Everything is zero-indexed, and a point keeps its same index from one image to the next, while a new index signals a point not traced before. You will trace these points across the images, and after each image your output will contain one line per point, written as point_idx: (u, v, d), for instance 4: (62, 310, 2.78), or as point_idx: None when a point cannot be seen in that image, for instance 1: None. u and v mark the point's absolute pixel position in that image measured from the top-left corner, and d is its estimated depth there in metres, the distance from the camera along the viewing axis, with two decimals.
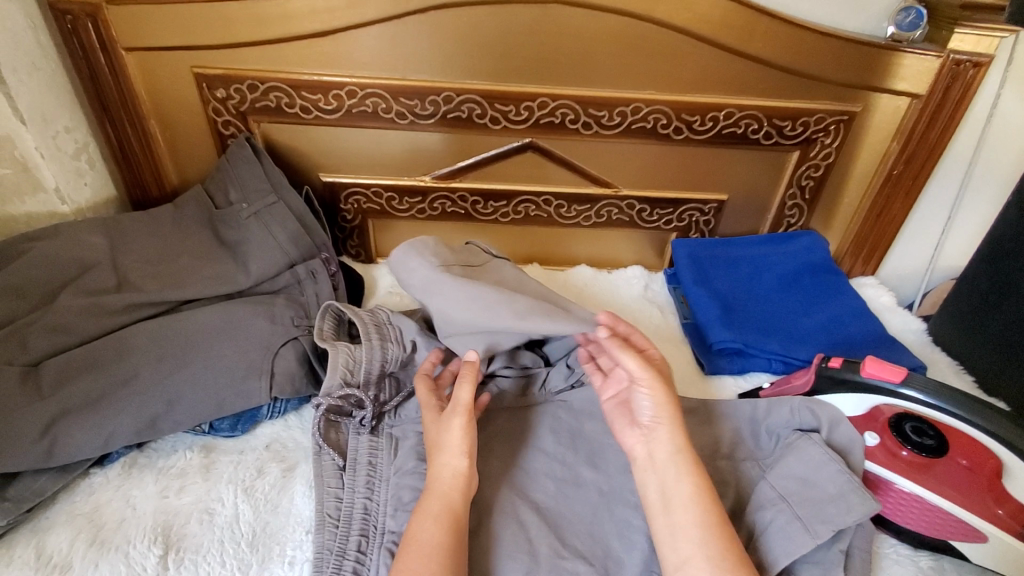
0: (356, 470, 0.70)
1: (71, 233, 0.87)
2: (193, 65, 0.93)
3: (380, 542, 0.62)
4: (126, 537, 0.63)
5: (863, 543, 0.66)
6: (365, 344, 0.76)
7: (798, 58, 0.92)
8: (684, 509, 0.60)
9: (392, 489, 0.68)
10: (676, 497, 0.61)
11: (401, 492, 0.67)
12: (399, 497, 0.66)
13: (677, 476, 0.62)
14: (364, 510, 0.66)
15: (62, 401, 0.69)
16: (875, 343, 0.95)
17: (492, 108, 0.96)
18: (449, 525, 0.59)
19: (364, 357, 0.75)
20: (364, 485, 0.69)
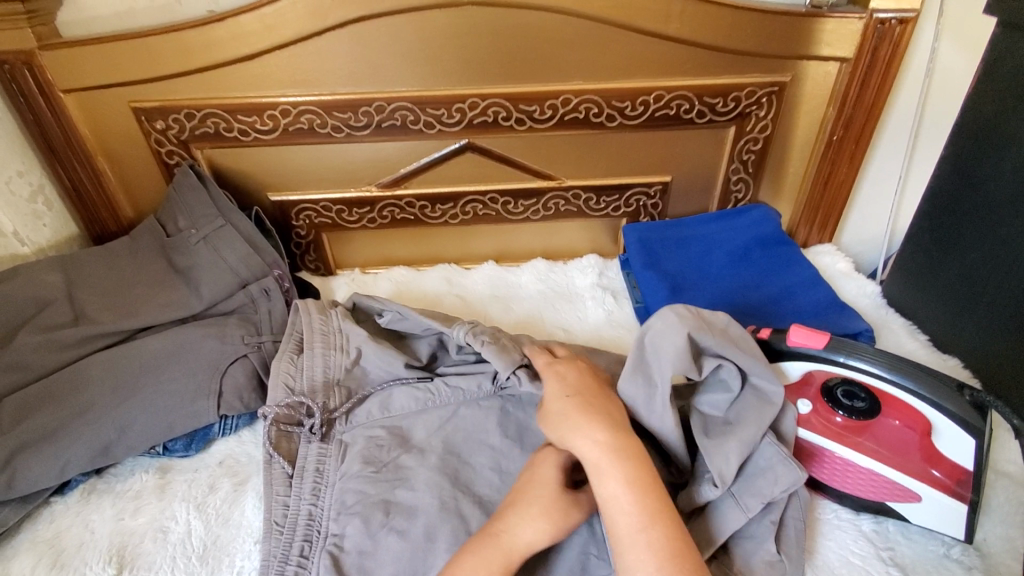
0: (304, 477, 0.72)
1: (27, 274, 0.91)
2: (131, 99, 0.96)
3: (322, 544, 0.65)
4: (84, 560, 0.66)
5: (799, 514, 0.66)
6: (309, 354, 0.81)
7: (721, 35, 0.93)
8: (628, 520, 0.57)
9: (337, 493, 0.70)
10: (616, 505, 0.58)
11: (344, 494, 0.69)
12: (343, 501, 0.69)
13: (606, 481, 0.60)
14: (309, 515, 0.68)
15: (20, 436, 0.72)
16: (826, 309, 0.96)
17: (424, 113, 0.98)
18: None
19: (308, 367, 0.81)
20: (311, 489, 0.71)
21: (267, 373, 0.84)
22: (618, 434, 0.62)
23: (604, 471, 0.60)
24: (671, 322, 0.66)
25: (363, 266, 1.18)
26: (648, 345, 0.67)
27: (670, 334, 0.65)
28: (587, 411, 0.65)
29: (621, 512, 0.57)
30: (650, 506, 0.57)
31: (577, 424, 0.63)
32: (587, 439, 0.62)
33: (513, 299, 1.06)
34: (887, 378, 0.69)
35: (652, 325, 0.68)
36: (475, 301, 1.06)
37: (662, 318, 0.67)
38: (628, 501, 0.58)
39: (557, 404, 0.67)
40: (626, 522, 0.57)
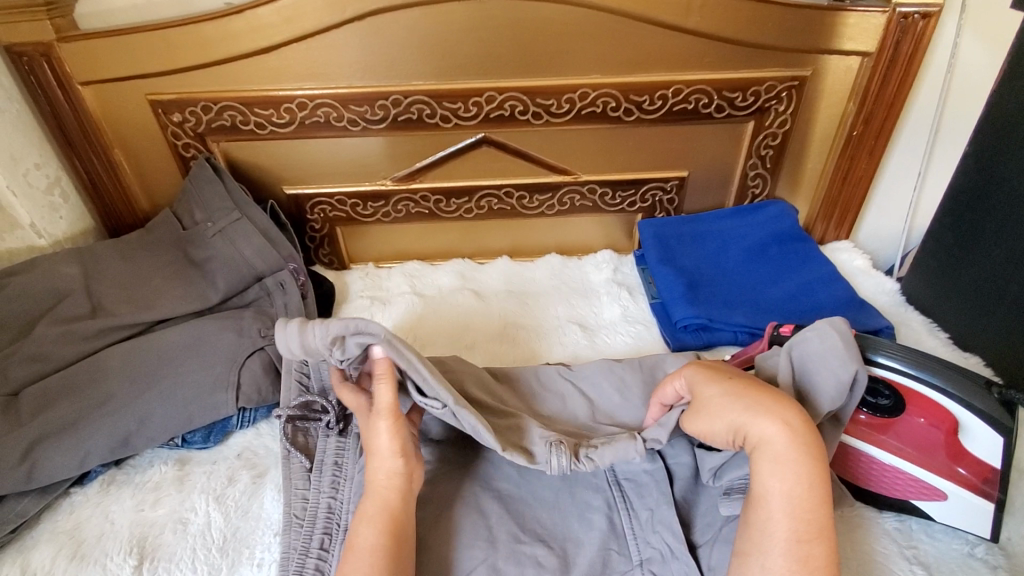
0: (323, 471, 0.71)
1: (45, 266, 0.91)
2: (148, 92, 0.96)
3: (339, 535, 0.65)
4: (105, 551, 0.66)
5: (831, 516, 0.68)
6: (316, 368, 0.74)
7: (741, 29, 0.92)
8: (782, 514, 0.54)
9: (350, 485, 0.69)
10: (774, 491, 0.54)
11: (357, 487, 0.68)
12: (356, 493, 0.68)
13: (776, 472, 0.55)
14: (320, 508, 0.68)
15: (41, 426, 0.73)
16: (845, 306, 0.95)
17: (441, 107, 0.97)
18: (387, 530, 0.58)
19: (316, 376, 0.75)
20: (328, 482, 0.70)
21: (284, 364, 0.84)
22: (804, 427, 0.56)
23: (783, 462, 0.55)
24: (830, 334, 0.62)
25: (376, 260, 1.18)
26: (799, 354, 0.64)
27: (831, 344, 0.62)
28: (776, 397, 0.58)
29: (787, 512, 0.54)
30: (820, 503, 0.53)
31: (755, 413, 0.57)
32: (766, 429, 0.56)
33: (523, 293, 1.06)
34: (914, 375, 0.68)
35: (806, 334, 0.64)
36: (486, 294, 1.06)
37: (822, 329, 0.63)
38: (801, 503, 0.54)
39: (716, 389, 0.61)
40: (789, 526, 0.53)
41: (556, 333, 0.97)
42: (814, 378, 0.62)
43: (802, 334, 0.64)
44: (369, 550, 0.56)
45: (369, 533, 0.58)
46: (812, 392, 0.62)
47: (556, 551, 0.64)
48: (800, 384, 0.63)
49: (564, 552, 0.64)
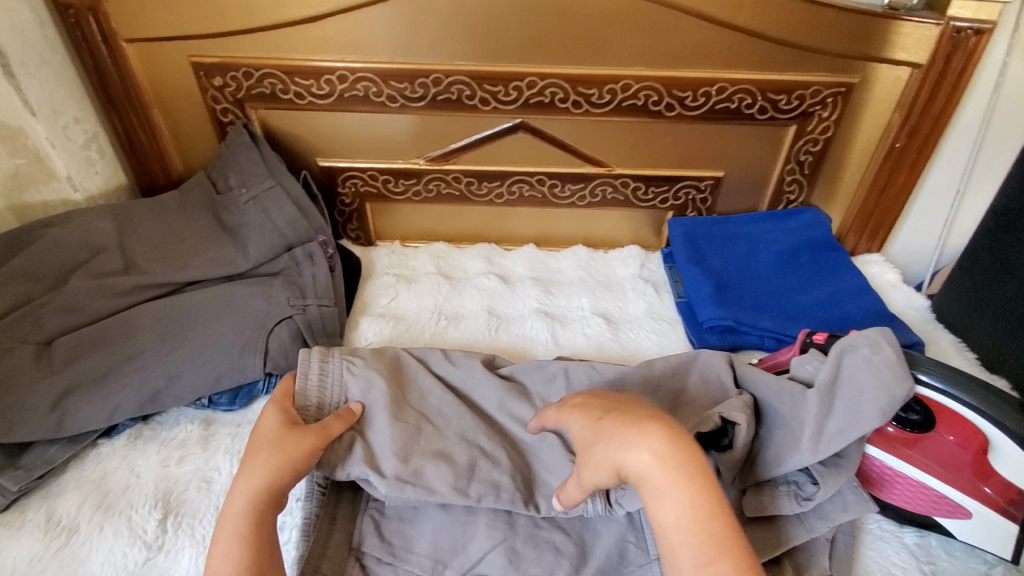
0: None
1: (80, 220, 0.92)
2: (190, 53, 0.96)
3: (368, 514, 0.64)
4: (130, 502, 0.67)
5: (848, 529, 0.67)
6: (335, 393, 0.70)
7: (792, 31, 0.90)
8: (685, 542, 0.48)
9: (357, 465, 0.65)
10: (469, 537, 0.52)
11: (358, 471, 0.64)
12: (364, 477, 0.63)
13: (659, 500, 0.50)
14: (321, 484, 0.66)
15: (72, 376, 0.74)
16: (874, 319, 0.94)
17: (481, 89, 0.97)
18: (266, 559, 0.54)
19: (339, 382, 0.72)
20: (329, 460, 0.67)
21: (310, 336, 0.86)
22: (677, 452, 0.52)
23: (662, 491, 0.50)
24: (883, 345, 0.65)
25: (403, 238, 1.18)
26: (850, 361, 0.65)
27: (884, 353, 0.64)
28: (633, 422, 0.55)
29: (685, 541, 0.48)
30: (713, 532, 0.48)
31: (619, 442, 0.54)
32: (638, 460, 0.52)
33: (548, 281, 1.06)
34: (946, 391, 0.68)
35: (858, 343, 0.66)
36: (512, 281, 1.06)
37: (874, 339, 0.66)
38: (688, 529, 0.49)
39: (592, 425, 0.59)
40: (691, 554, 0.48)
41: (581, 324, 0.97)
42: (864, 385, 0.63)
43: (855, 342, 0.66)
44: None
45: (230, 555, 0.53)
46: (859, 397, 0.63)
47: (573, 538, 0.64)
48: (850, 391, 0.64)
49: (581, 540, 0.64)
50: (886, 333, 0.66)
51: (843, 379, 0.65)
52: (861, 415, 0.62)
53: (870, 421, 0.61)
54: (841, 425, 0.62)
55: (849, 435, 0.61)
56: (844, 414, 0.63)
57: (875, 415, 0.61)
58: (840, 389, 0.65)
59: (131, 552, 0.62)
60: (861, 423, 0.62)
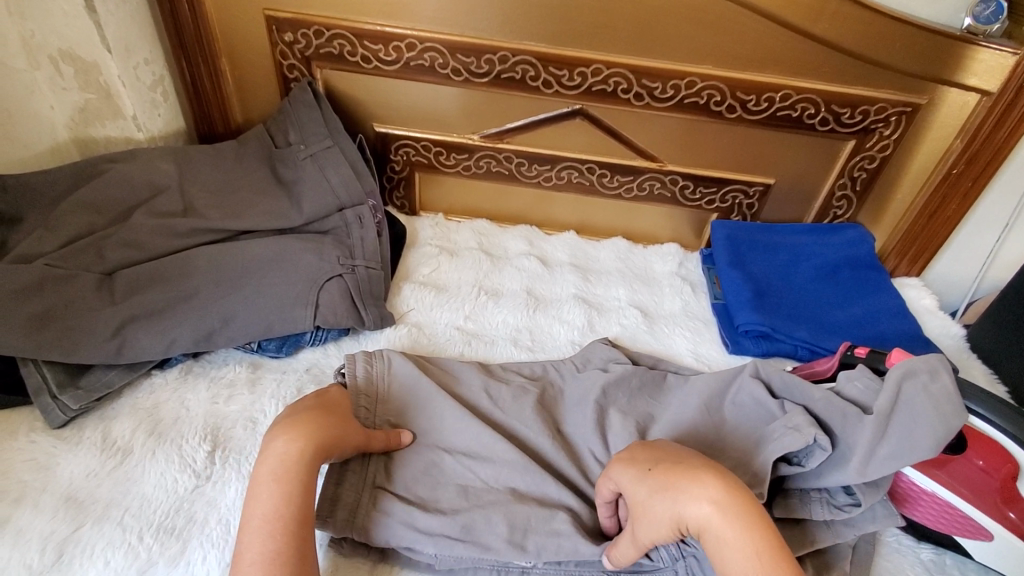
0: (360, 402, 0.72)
1: (144, 159, 0.95)
2: (266, 7, 0.98)
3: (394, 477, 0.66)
4: (180, 433, 0.70)
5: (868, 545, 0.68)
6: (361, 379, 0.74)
7: (866, 44, 0.90)
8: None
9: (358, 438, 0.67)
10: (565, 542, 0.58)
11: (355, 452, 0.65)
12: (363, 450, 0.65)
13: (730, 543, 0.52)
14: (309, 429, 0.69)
15: (131, 307, 0.77)
16: (909, 341, 0.94)
17: (546, 71, 0.97)
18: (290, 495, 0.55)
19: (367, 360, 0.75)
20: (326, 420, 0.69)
21: (358, 295, 0.87)
22: (732, 500, 0.53)
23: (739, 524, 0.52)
24: (943, 374, 0.65)
25: (446, 211, 1.19)
26: (910, 386, 0.65)
27: (943, 382, 0.64)
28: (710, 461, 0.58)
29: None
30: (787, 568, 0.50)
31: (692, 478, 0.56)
32: (698, 511, 0.53)
33: (587, 269, 1.07)
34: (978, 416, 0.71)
35: (919, 368, 0.66)
36: (552, 264, 1.08)
37: (934, 367, 0.66)
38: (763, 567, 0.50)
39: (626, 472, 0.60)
40: None
41: (617, 314, 0.98)
42: (921, 411, 0.63)
43: (916, 366, 0.67)
44: (264, 520, 0.54)
45: (267, 497, 0.55)
46: (915, 423, 0.63)
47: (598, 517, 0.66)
48: (905, 418, 0.64)
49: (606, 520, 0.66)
50: (944, 360, 0.67)
51: (901, 404, 0.65)
52: (915, 442, 0.62)
53: (924, 448, 0.61)
54: (894, 452, 0.62)
55: (902, 459, 0.62)
56: (897, 439, 0.63)
57: (930, 443, 0.62)
58: (896, 413, 0.65)
59: (180, 479, 0.65)
60: (913, 452, 0.62)
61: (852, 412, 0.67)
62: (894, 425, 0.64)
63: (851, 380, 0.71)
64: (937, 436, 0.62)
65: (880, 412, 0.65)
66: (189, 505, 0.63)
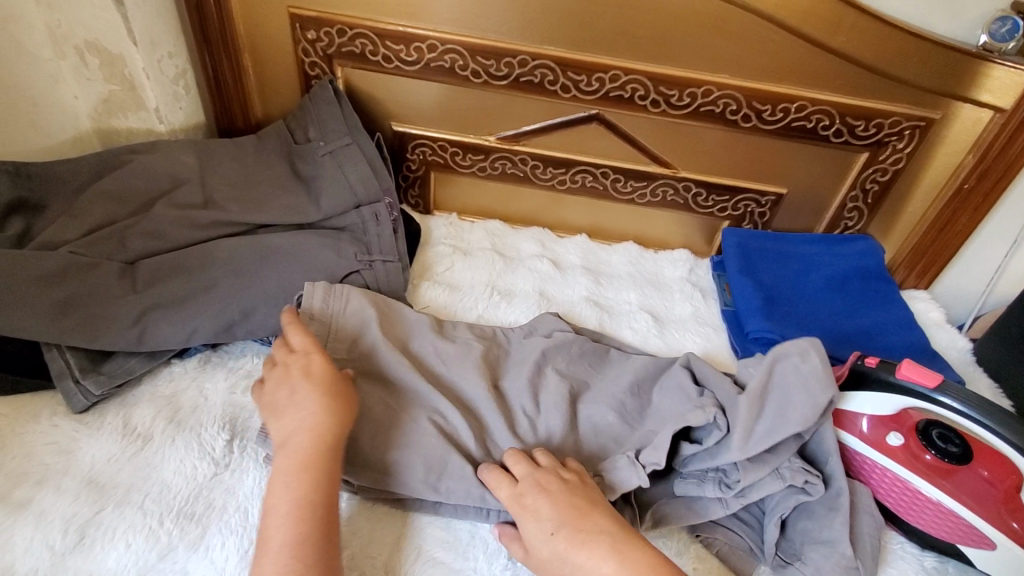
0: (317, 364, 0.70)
1: (165, 151, 0.96)
2: (290, 5, 0.99)
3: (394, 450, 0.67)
4: (199, 421, 0.71)
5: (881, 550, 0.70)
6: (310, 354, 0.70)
7: (882, 57, 0.91)
8: None
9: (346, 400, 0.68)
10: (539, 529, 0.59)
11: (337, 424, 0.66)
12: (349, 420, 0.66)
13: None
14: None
15: (153, 296, 0.78)
16: (916, 353, 0.96)
17: (565, 76, 0.99)
18: (312, 489, 0.57)
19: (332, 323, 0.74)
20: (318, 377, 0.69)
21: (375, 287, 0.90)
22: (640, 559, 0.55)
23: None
24: (812, 354, 0.68)
25: (460, 211, 1.20)
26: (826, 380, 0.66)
27: (812, 362, 0.67)
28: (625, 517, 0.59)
29: None
30: None
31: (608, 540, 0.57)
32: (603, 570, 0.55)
33: (599, 273, 1.09)
34: (980, 422, 0.71)
35: (791, 351, 0.69)
36: (564, 267, 1.09)
37: (804, 348, 0.69)
38: None
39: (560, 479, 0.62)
40: None
41: (628, 318, 0.99)
42: (793, 390, 0.67)
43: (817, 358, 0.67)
44: (296, 507, 0.56)
45: (291, 487, 0.57)
46: (791, 402, 0.66)
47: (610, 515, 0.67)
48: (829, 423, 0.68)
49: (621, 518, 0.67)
50: (817, 342, 0.69)
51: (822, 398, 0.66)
52: (786, 419, 0.65)
53: (793, 425, 0.65)
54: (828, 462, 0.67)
55: (772, 438, 0.65)
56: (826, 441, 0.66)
57: (801, 419, 0.65)
58: (770, 393, 0.68)
59: (199, 466, 0.67)
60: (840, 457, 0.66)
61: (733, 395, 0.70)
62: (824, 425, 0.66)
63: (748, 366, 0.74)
64: None
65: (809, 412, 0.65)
66: (208, 491, 0.65)
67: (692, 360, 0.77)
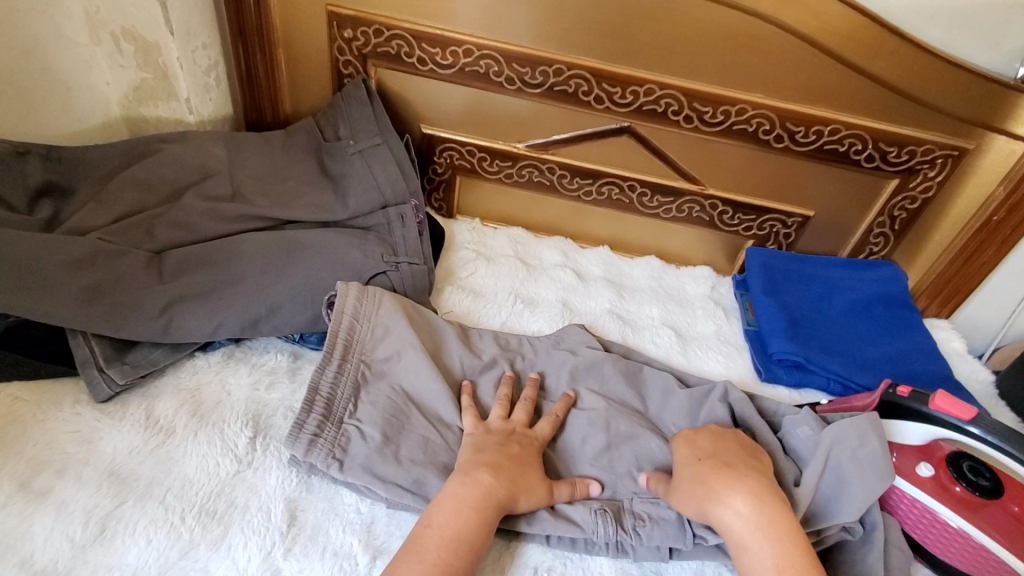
0: (346, 369, 0.71)
1: (195, 142, 0.96)
2: (329, 2, 0.99)
3: (423, 464, 0.66)
4: (221, 416, 0.70)
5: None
6: (337, 364, 0.71)
7: (920, 85, 0.91)
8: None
9: (376, 407, 0.70)
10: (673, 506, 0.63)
11: (369, 433, 0.67)
12: (381, 430, 0.67)
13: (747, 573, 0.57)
14: (328, 396, 0.68)
15: (179, 288, 0.77)
16: (940, 383, 0.95)
17: (599, 87, 0.99)
18: (462, 517, 0.58)
19: (356, 327, 0.75)
20: (348, 383, 0.71)
21: (401, 290, 0.90)
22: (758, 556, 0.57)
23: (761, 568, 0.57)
24: (871, 438, 0.69)
25: (482, 217, 1.20)
26: (876, 465, 0.67)
27: (871, 446, 0.68)
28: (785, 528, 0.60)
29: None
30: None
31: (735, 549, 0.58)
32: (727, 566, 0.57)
33: (621, 285, 1.08)
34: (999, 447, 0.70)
35: (851, 432, 0.70)
36: (587, 278, 1.08)
37: (865, 431, 0.70)
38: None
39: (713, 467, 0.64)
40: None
41: (651, 333, 0.98)
42: (851, 476, 0.67)
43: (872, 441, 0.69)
44: (444, 536, 0.56)
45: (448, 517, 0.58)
46: (847, 487, 0.67)
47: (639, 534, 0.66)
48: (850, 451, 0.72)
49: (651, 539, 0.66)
50: (874, 425, 0.71)
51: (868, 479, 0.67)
52: (843, 506, 0.66)
53: (851, 513, 0.65)
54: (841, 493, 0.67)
55: (828, 521, 0.66)
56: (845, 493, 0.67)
57: (856, 508, 0.65)
58: (826, 475, 0.68)
59: (222, 463, 0.66)
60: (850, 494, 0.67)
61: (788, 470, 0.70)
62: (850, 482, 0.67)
63: (794, 428, 0.75)
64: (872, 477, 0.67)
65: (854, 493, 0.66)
66: (230, 489, 0.64)
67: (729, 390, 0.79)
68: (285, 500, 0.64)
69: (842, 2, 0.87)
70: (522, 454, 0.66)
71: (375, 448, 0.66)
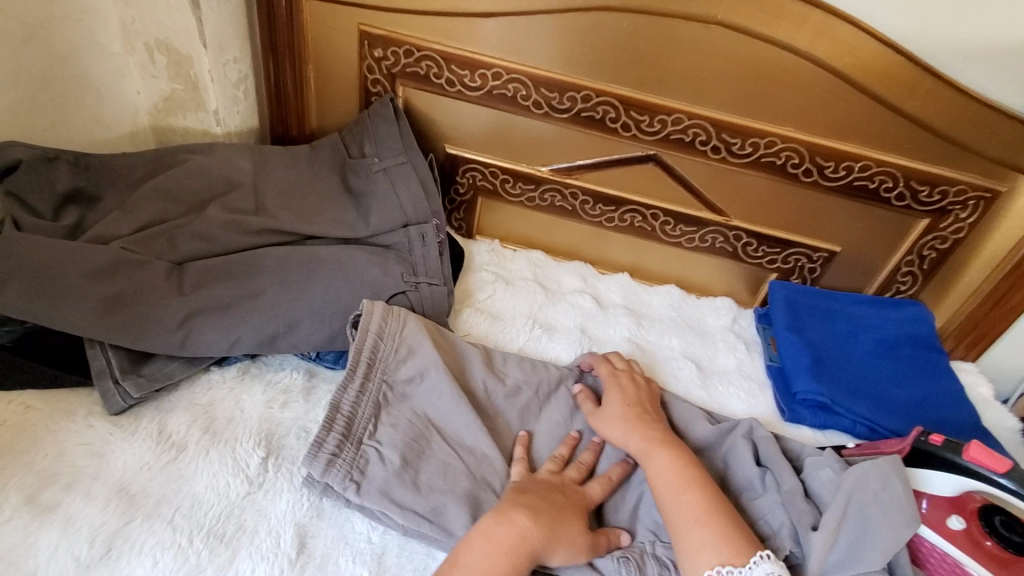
0: (369, 388, 0.70)
1: (221, 154, 0.96)
2: (361, 21, 1.00)
3: (441, 492, 0.64)
4: (234, 434, 0.69)
5: None
6: (359, 382, 0.70)
7: (953, 125, 0.90)
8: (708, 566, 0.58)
9: (396, 429, 0.68)
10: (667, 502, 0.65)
11: (388, 456, 0.66)
12: (400, 453, 0.66)
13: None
14: (349, 415, 0.67)
15: (198, 300, 0.76)
16: (970, 430, 0.91)
17: (627, 114, 0.98)
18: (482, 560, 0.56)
19: (380, 346, 0.73)
20: (370, 403, 0.69)
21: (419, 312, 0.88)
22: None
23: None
24: (894, 481, 0.66)
25: (502, 238, 1.19)
26: (900, 514, 0.63)
27: (894, 488, 0.65)
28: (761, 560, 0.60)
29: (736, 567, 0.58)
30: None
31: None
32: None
33: (640, 313, 1.06)
34: None
35: (872, 474, 0.66)
36: (607, 304, 1.06)
37: (885, 471, 0.67)
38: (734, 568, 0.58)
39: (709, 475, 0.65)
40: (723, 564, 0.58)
41: (671, 365, 0.96)
42: (873, 522, 0.63)
43: (893, 483, 0.66)
44: None
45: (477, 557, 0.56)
46: (871, 535, 0.63)
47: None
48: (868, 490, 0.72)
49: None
50: (896, 463, 0.68)
51: (893, 527, 0.63)
52: (866, 554, 0.62)
53: (874, 562, 0.61)
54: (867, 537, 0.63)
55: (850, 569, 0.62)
56: (873, 543, 0.62)
57: (880, 555, 0.62)
58: (847, 520, 0.64)
59: (233, 483, 0.64)
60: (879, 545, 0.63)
61: (805, 516, 0.66)
62: (877, 534, 0.63)
63: (816, 470, 0.71)
64: (903, 529, 0.63)
65: (878, 542, 0.62)
66: (240, 512, 0.62)
67: (754, 427, 0.78)
68: (295, 526, 0.62)
69: (878, 39, 0.86)
70: (536, 491, 0.64)
71: (394, 472, 0.64)
